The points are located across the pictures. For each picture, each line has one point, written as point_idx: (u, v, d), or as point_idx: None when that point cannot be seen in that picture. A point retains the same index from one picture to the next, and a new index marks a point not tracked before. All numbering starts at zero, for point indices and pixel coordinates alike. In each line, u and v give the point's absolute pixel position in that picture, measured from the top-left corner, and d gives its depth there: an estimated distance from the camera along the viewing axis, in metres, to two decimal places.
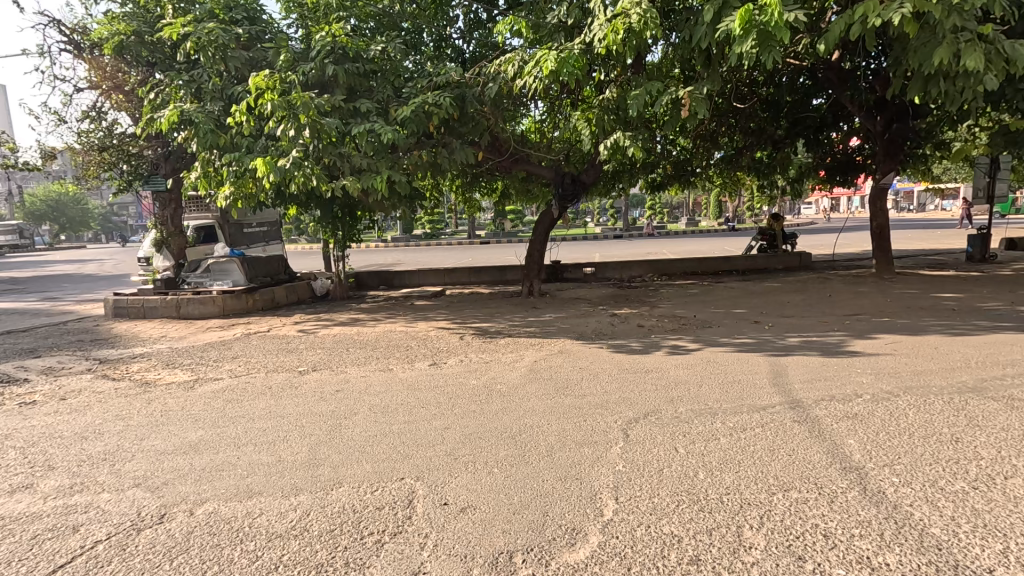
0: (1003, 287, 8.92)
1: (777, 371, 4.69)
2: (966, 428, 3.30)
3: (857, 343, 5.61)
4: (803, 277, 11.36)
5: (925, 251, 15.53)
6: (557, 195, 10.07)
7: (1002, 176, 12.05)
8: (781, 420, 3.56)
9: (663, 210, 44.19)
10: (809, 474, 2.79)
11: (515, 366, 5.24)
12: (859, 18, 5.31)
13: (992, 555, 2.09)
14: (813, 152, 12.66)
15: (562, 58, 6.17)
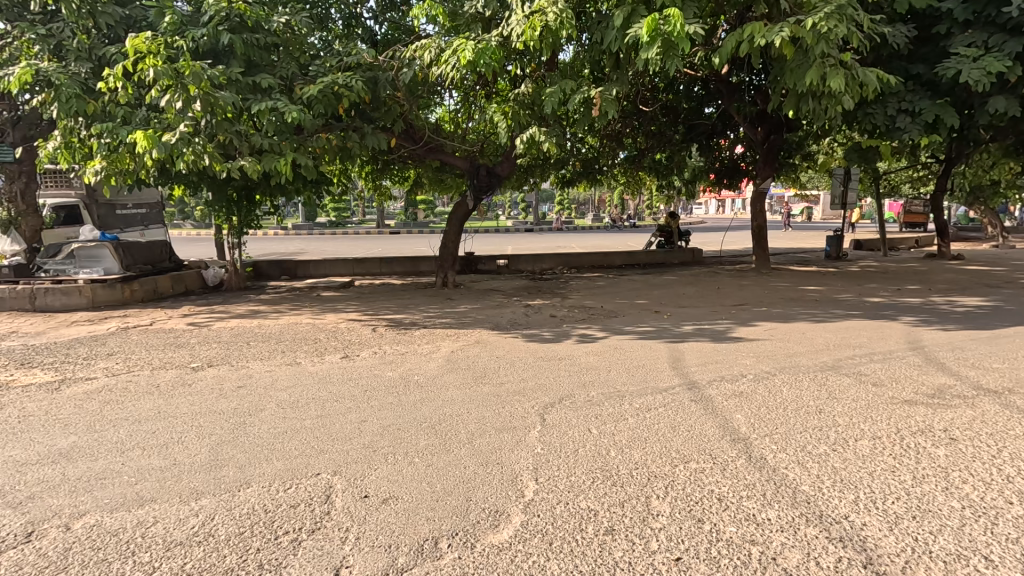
0: (853, 281, 10.42)
1: (675, 356, 5.11)
2: (827, 401, 3.84)
3: (742, 330, 6.26)
4: (696, 271, 12.43)
5: (793, 250, 17.67)
6: (471, 186, 10.04)
7: (853, 186, 14.00)
8: (680, 399, 3.90)
9: (570, 206, 45.87)
10: (705, 447, 3.10)
11: (432, 357, 5.20)
12: (748, 37, 5.89)
13: (848, 504, 2.47)
14: (705, 158, 13.82)
15: (480, 49, 6.14)
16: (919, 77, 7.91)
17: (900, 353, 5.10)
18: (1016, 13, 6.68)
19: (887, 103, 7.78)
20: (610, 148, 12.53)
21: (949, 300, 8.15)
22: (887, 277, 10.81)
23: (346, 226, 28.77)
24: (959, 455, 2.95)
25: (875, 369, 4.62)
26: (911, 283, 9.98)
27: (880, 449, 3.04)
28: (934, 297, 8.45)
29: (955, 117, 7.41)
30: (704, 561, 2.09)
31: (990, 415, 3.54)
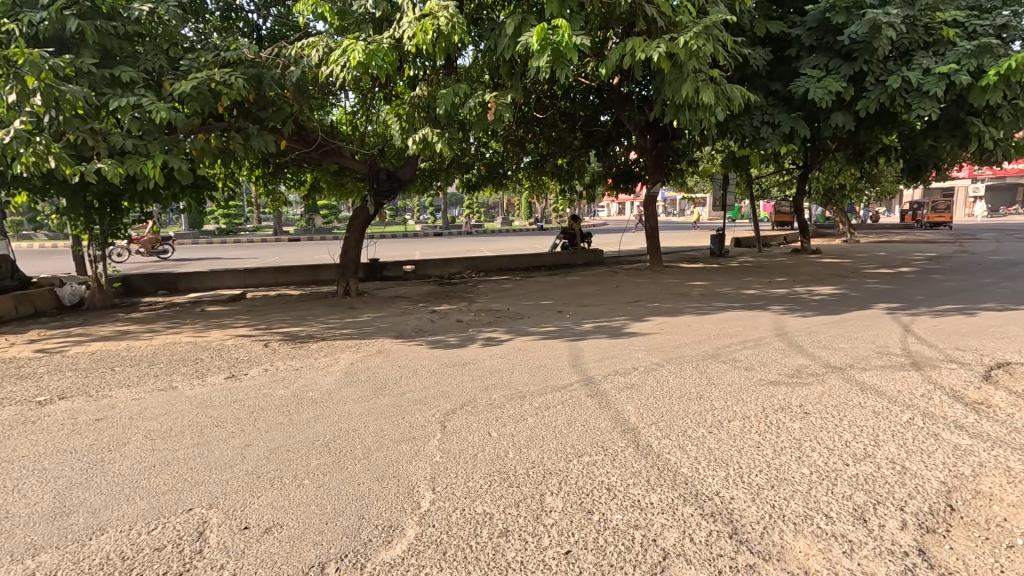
0: (733, 276, 11.51)
1: (575, 354, 5.31)
2: (706, 386, 4.20)
3: (636, 325, 6.67)
4: (598, 271, 13.03)
5: (684, 248, 19.15)
6: (371, 191, 9.70)
7: (731, 189, 15.46)
8: (576, 396, 4.06)
9: (479, 210, 46.22)
10: (598, 440, 3.25)
11: (329, 371, 4.94)
12: (630, 51, 6.31)
13: (720, 481, 2.71)
14: (603, 163, 14.55)
15: (371, 50, 5.97)
16: (776, 93, 8.94)
17: (768, 339, 5.71)
18: (847, 41, 7.77)
19: (752, 116, 8.70)
20: (513, 153, 12.80)
21: (807, 290, 9.29)
22: (760, 271, 12.08)
23: (238, 234, 26.64)
24: (810, 427, 3.36)
25: (747, 354, 5.14)
26: (779, 276, 11.24)
27: (748, 427, 3.37)
28: (796, 287, 9.59)
29: (806, 129, 8.47)
30: (592, 550, 2.19)
31: (835, 389, 4.08)
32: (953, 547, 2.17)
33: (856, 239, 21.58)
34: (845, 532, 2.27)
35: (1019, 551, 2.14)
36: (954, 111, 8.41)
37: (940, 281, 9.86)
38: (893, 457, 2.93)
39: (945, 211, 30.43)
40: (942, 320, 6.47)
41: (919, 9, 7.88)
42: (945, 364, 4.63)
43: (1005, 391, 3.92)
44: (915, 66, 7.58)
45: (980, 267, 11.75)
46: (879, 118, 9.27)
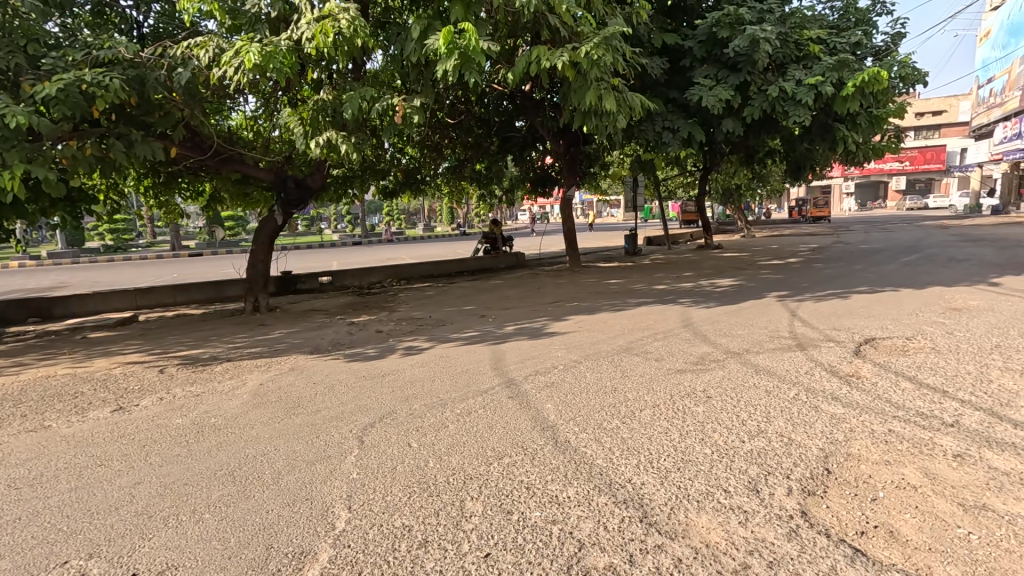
0: (646, 273, 12.15)
1: (496, 357, 5.35)
2: (620, 379, 4.39)
3: (556, 325, 6.86)
4: (520, 274, 13.23)
5: (601, 249, 19.95)
6: (279, 200, 9.19)
7: (640, 192, 16.34)
8: (498, 399, 4.09)
9: (399, 217, 45.33)
10: (517, 440, 3.29)
11: (235, 394, 4.59)
12: (535, 58, 6.50)
13: (633, 469, 2.84)
14: (520, 167, 14.78)
15: (268, 52, 5.66)
16: (674, 101, 9.57)
17: (676, 330, 6.09)
18: (732, 54, 8.51)
19: (654, 122, 9.26)
20: (430, 159, 12.88)
21: (710, 283, 10.02)
22: (670, 268, 12.86)
23: (128, 251, 24.12)
24: (712, 410, 3.62)
25: (658, 346, 5.43)
26: (686, 271, 12.03)
27: (658, 415, 3.57)
28: (701, 281, 10.31)
29: (701, 134, 9.14)
30: (511, 550, 2.21)
31: (733, 373, 4.43)
32: (829, 506, 2.43)
33: (753, 234, 23.61)
34: (741, 503, 2.47)
35: (880, 503, 2.44)
36: (823, 118, 9.47)
37: (821, 269, 11.05)
38: (781, 431, 3.23)
39: (823, 206, 34.19)
40: (822, 304, 7.24)
41: (789, 26, 8.80)
42: (824, 343, 5.18)
43: (871, 364, 4.46)
44: (789, 77, 8.44)
45: (852, 255, 13.27)
46: (763, 124, 10.21)
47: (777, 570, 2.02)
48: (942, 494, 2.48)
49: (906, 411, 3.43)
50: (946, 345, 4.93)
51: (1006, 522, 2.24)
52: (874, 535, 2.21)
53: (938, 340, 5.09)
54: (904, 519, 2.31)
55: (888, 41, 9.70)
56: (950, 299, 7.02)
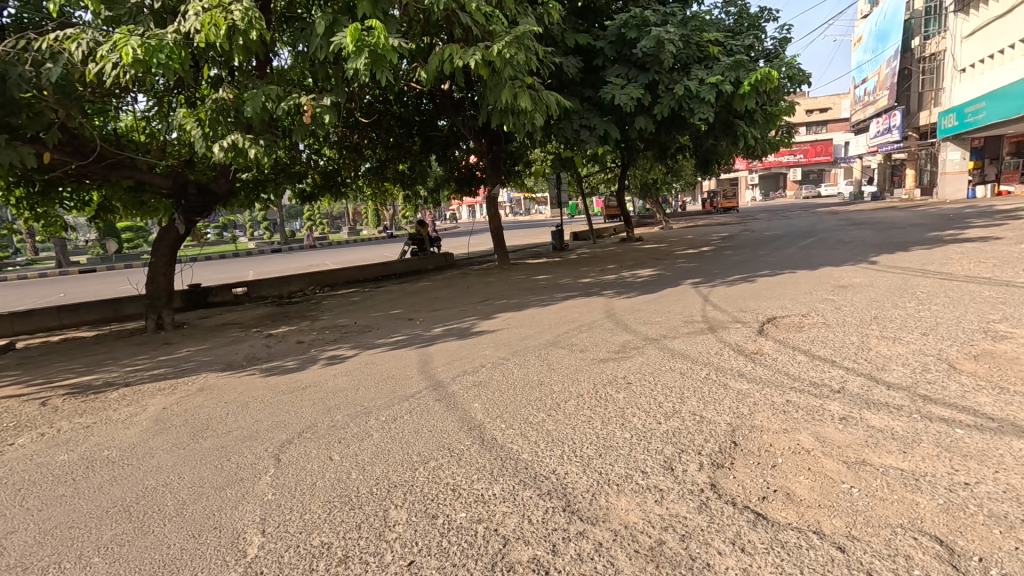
0: (572, 267, 12.46)
1: (424, 360, 5.26)
2: (547, 373, 4.46)
3: (484, 323, 6.86)
4: (449, 274, 13.13)
5: (529, 246, 20.20)
6: (179, 207, 8.45)
7: (564, 189, 16.72)
8: (425, 402, 4.02)
9: (320, 221, 43.47)
10: (444, 442, 3.25)
11: (132, 422, 4.18)
12: (448, 57, 6.44)
13: (557, 460, 2.90)
14: (445, 167, 14.52)
15: (152, 45, 5.19)
16: (589, 100, 9.87)
17: (599, 321, 6.29)
18: (640, 54, 8.90)
19: (572, 120, 9.50)
20: (351, 161, 12.41)
21: (632, 274, 10.45)
22: (595, 261, 13.28)
23: (2, 271, 21.33)
24: (632, 396, 3.76)
25: (583, 338, 5.58)
26: (610, 264, 12.48)
27: (582, 405, 3.66)
28: (623, 273, 10.74)
29: (617, 132, 9.48)
30: (435, 555, 2.17)
31: (652, 358, 4.64)
32: (735, 476, 2.61)
33: (671, 226, 24.93)
34: (657, 482, 2.59)
35: (779, 468, 2.65)
36: (725, 115, 10.14)
37: (730, 256, 11.85)
38: (695, 411, 3.41)
39: (731, 198, 36.80)
40: (731, 289, 7.77)
41: (690, 29, 9.33)
42: (732, 325, 5.57)
43: (773, 341, 4.83)
44: (692, 77, 8.94)
45: (757, 242, 14.37)
46: (673, 122, 10.79)
47: (689, 542, 2.14)
48: (830, 454, 2.73)
49: (801, 382, 3.76)
50: (834, 319, 5.47)
51: (881, 474, 2.51)
52: (773, 499, 2.40)
53: (828, 315, 5.63)
54: (798, 480, 2.52)
55: (777, 45, 10.58)
56: (838, 278, 7.78)
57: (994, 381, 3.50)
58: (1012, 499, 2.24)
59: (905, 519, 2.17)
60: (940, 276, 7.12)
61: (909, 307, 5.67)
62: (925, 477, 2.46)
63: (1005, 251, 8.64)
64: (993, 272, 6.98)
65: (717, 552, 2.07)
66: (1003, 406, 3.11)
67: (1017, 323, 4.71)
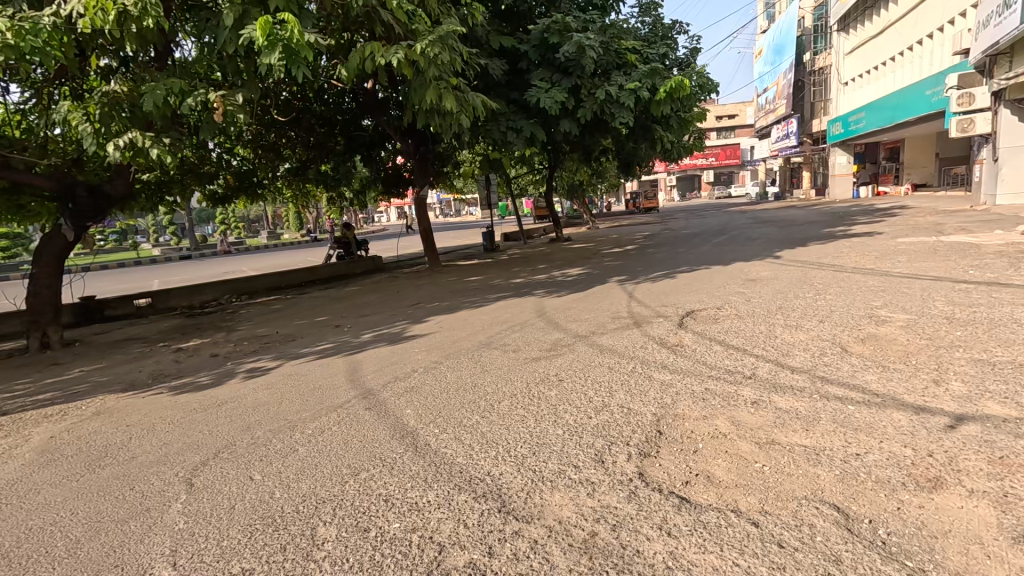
0: (504, 268, 12.53)
1: (352, 368, 5.06)
2: (480, 375, 4.45)
3: (415, 328, 6.73)
4: (378, 278, 12.76)
5: (461, 247, 20.11)
6: (66, 211, 7.58)
7: (493, 190, 16.81)
8: (354, 412, 3.87)
9: (236, 224, 40.79)
10: (375, 452, 3.14)
11: (11, 456, 3.68)
12: (369, 55, 6.27)
13: (492, 462, 2.89)
14: (369, 169, 14.01)
15: (25, 29, 4.61)
16: (515, 102, 9.99)
17: (531, 321, 6.37)
18: (563, 59, 9.13)
19: (499, 122, 9.56)
20: (268, 161, 11.85)
21: (561, 273, 10.69)
22: (526, 262, 13.45)
23: None
24: (563, 392, 3.85)
25: (515, 338, 5.62)
26: (540, 264, 12.69)
27: (515, 405, 3.69)
28: (554, 272, 10.96)
29: (543, 134, 9.66)
30: (367, 570, 2.10)
31: (582, 355, 4.76)
32: (661, 463, 2.74)
33: (597, 225, 25.82)
34: (588, 475, 2.66)
35: (700, 453, 2.81)
36: (644, 120, 10.63)
37: (652, 254, 12.46)
38: (623, 404, 3.54)
39: (652, 198, 38.70)
40: (654, 285, 8.16)
41: (609, 36, 9.68)
42: (655, 319, 5.85)
43: (692, 333, 5.13)
44: (613, 82, 9.30)
45: (676, 240, 15.21)
46: (596, 125, 11.17)
47: (620, 531, 2.21)
48: (744, 436, 2.94)
49: (717, 370, 4.03)
50: (745, 311, 5.90)
51: (788, 451, 2.74)
52: (696, 482, 2.54)
53: (739, 307, 6.07)
54: (717, 463, 2.69)
55: (688, 55, 11.26)
56: (748, 272, 8.41)
57: (879, 361, 3.92)
58: (894, 464, 2.53)
59: (808, 491, 2.38)
60: (832, 269, 7.89)
61: (808, 297, 6.24)
62: (823, 451, 2.71)
63: (884, 244, 9.74)
64: (875, 264, 7.84)
65: (645, 538, 2.16)
66: (886, 383, 3.50)
67: (896, 308, 5.32)
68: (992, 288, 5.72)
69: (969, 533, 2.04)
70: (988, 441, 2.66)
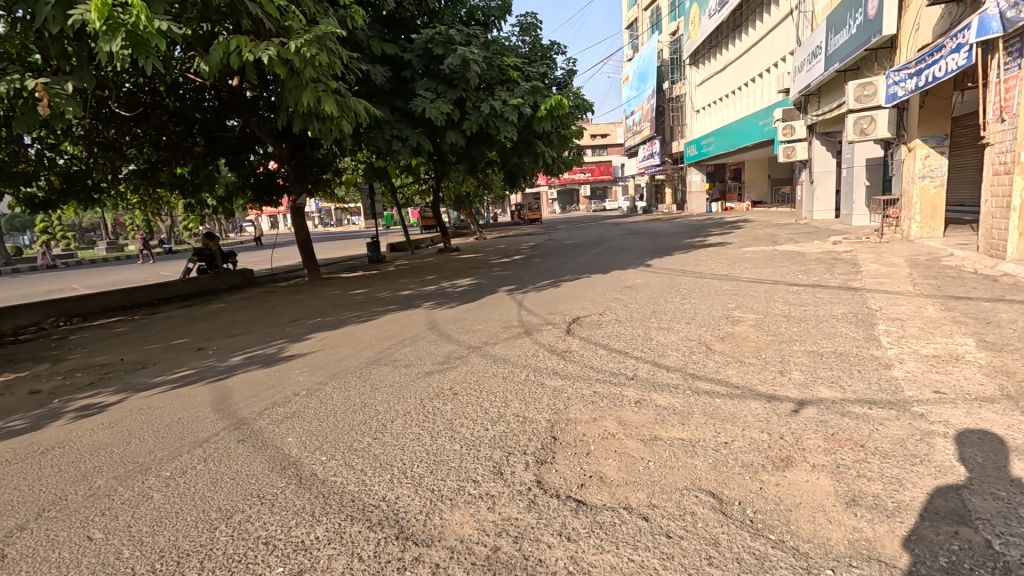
0: (391, 280, 12.13)
1: (220, 396, 4.49)
2: (370, 394, 4.21)
3: (295, 347, 6.21)
4: (249, 293, 11.61)
5: (343, 259, 19.11)
6: None
7: (378, 199, 16.26)
8: (223, 446, 3.42)
9: (65, 234, 34.61)
10: (251, 489, 2.81)
11: None
12: (235, 49, 5.72)
13: (387, 487, 2.72)
14: (236, 172, 12.71)
15: None
16: (400, 110, 9.77)
17: (422, 334, 6.22)
18: (448, 70, 9.14)
19: (383, 129, 9.27)
20: (107, 161, 9.92)
21: (451, 284, 10.63)
22: (414, 273, 13.17)
23: None
24: (459, 405, 3.79)
25: (406, 352, 5.43)
26: (429, 275, 12.50)
27: (409, 422, 3.55)
28: (443, 283, 10.86)
29: (429, 144, 9.53)
30: None
31: (476, 366, 4.74)
32: (557, 468, 2.80)
33: (485, 236, 26.22)
34: (488, 489, 2.63)
35: (592, 454, 2.93)
36: (527, 136, 11.02)
37: (538, 264, 12.92)
38: (518, 413, 3.57)
39: (536, 210, 40.36)
40: (541, 294, 8.45)
41: (492, 52, 9.90)
42: (544, 327, 6.05)
43: (578, 339, 5.39)
44: (497, 97, 9.50)
45: (560, 250, 15.97)
46: (481, 138, 11.33)
47: (522, 542, 2.22)
48: (630, 435, 3.13)
49: (603, 373, 4.26)
50: (624, 316, 6.34)
51: (669, 445, 2.97)
52: (590, 484, 2.64)
53: (619, 313, 6.52)
54: (608, 463, 2.83)
55: (566, 76, 11.94)
56: (624, 280, 9.08)
57: (736, 356, 4.44)
58: (755, 449, 2.86)
59: (688, 481, 2.59)
60: (694, 275, 8.83)
61: (676, 301, 6.89)
62: (698, 443, 2.97)
63: (734, 253, 11.14)
64: (727, 271, 8.93)
65: (547, 546, 2.19)
66: (744, 376, 3.96)
67: (746, 309, 6.09)
68: (816, 289, 6.80)
69: (814, 503, 2.36)
70: (822, 420, 3.13)
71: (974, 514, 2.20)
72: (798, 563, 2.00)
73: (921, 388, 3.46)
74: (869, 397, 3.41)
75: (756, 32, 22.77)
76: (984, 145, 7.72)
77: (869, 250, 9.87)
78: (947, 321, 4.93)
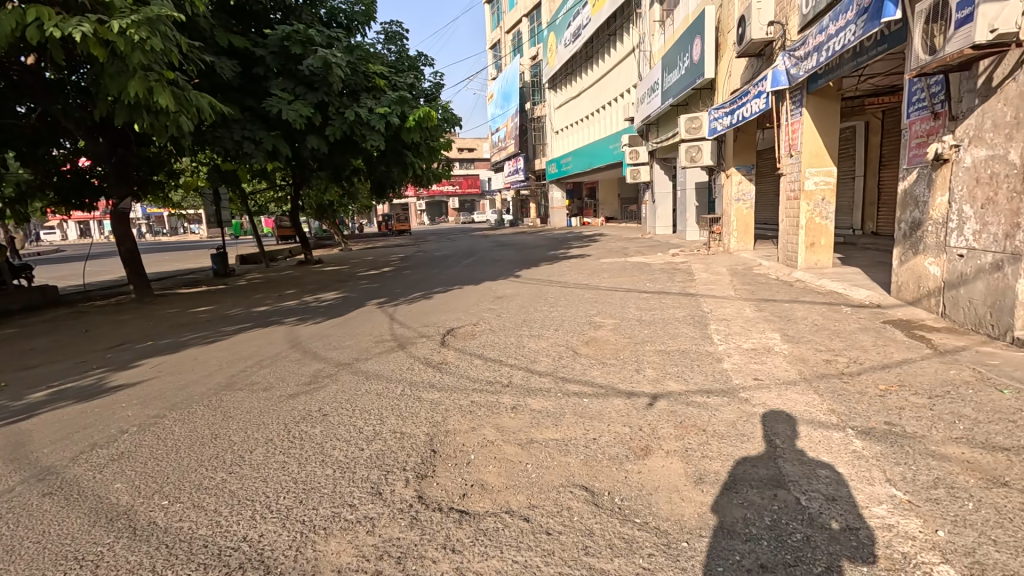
0: (242, 295, 10.95)
1: (13, 443, 3.61)
2: (222, 423, 3.74)
3: (120, 375, 5.28)
4: (52, 314, 9.60)
5: (181, 272, 16.77)
6: None
7: (224, 207, 14.60)
8: (20, 504, 2.77)
9: None
10: (65, 553, 2.31)
11: None
12: (33, 20, 4.76)
13: (247, 525, 2.44)
14: (32, 169, 10.44)
15: None
16: (251, 109, 8.95)
17: (283, 353, 5.72)
18: (307, 71, 8.60)
19: (231, 129, 8.40)
20: None
21: (314, 298, 9.94)
22: (271, 287, 12.07)
23: None
24: (329, 427, 3.54)
25: (266, 375, 4.93)
26: (288, 289, 11.55)
27: (271, 451, 3.23)
28: (305, 298, 10.11)
29: (287, 148, 8.83)
30: None
31: (347, 384, 4.49)
32: (437, 481, 2.77)
33: (350, 247, 25.03)
34: (366, 512, 2.50)
35: (472, 463, 2.95)
36: (396, 146, 10.83)
37: (408, 276, 12.68)
38: (395, 429, 3.46)
39: (404, 221, 39.68)
40: (414, 306, 8.32)
41: (358, 57, 9.57)
42: (418, 339, 5.95)
43: (454, 350, 5.40)
44: (362, 104, 9.17)
45: (430, 262, 15.88)
46: (346, 145, 10.84)
47: (405, 562, 2.15)
48: (508, 440, 3.22)
49: (479, 382, 4.32)
50: (497, 325, 6.50)
51: (544, 446, 3.11)
52: (471, 493, 2.65)
53: (492, 322, 6.68)
54: (488, 470, 2.87)
55: (434, 89, 12.00)
56: (496, 290, 9.33)
57: (599, 358, 4.83)
58: (620, 442, 3.13)
59: (563, 479, 2.74)
60: (560, 285, 9.40)
61: (545, 310, 7.27)
62: (572, 441, 3.16)
63: (592, 264, 12.11)
64: (588, 280, 9.67)
65: (431, 561, 2.15)
66: (607, 376, 4.32)
67: (606, 315, 6.66)
68: (661, 296, 7.69)
69: (670, 485, 2.65)
70: (672, 411, 3.54)
71: (787, 478, 2.65)
72: (660, 541, 2.23)
73: (745, 376, 4.10)
74: (707, 387, 3.94)
75: (605, 65, 25.25)
76: (779, 176, 9.44)
77: (700, 261, 11.44)
78: (760, 319, 5.92)
